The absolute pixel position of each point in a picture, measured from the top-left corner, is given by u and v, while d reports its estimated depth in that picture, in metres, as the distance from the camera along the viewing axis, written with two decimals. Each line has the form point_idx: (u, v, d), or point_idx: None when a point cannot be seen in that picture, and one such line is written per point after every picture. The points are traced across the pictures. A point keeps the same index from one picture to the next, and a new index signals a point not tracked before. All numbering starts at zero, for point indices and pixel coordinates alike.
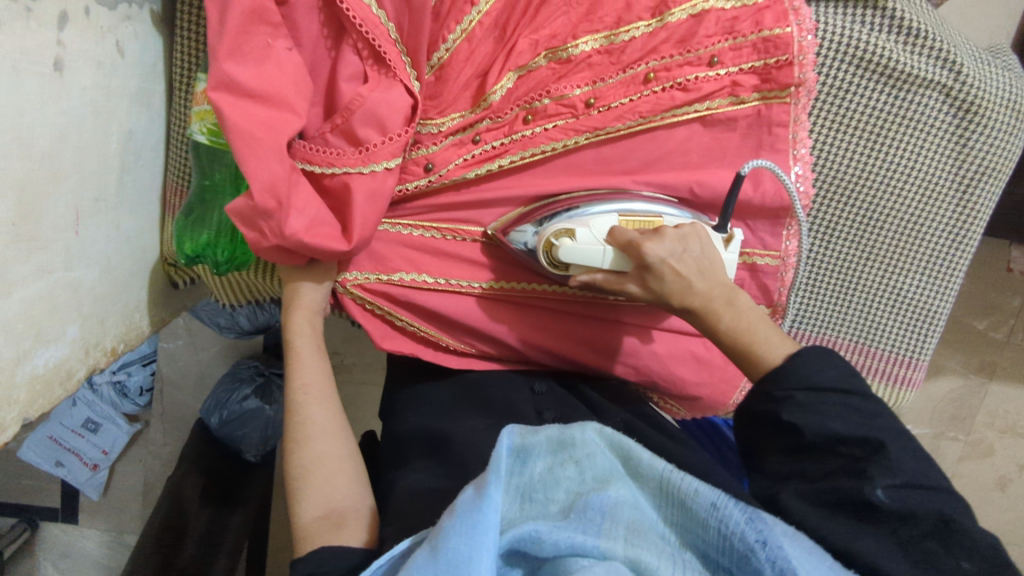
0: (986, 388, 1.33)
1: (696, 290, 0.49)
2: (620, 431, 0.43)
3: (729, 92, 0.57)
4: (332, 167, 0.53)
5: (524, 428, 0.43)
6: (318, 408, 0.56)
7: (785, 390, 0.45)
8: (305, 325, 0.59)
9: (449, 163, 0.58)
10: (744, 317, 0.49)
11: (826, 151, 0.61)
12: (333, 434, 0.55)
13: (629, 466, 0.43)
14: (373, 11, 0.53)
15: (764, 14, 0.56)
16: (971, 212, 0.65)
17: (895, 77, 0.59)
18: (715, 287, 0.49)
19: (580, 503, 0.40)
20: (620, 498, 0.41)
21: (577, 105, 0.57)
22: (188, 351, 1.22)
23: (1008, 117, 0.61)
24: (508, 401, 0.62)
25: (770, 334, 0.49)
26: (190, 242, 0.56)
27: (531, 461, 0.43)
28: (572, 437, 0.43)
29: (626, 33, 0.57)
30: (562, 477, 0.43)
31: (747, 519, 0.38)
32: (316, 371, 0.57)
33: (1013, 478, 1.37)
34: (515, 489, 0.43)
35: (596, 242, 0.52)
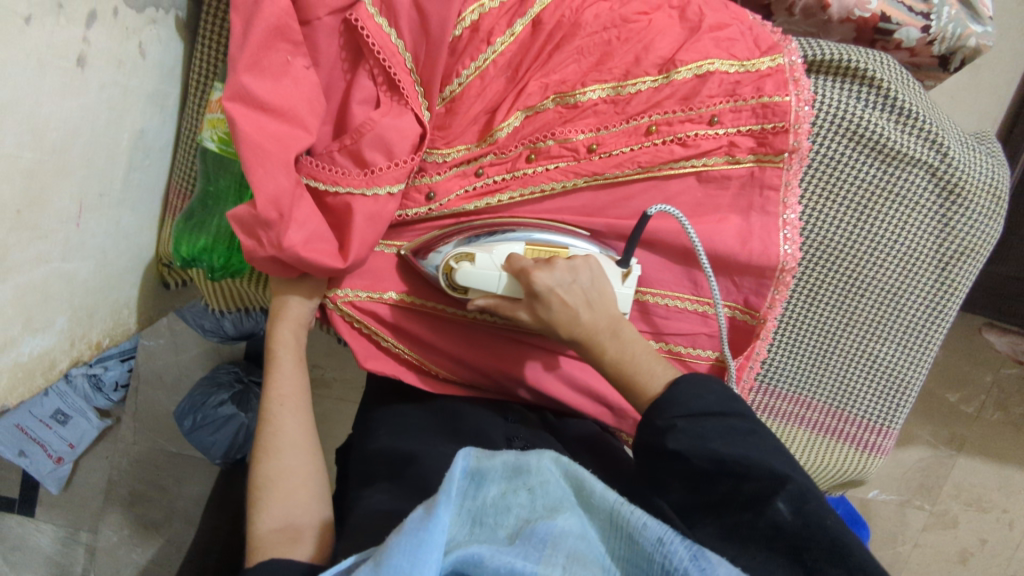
0: (954, 460, 1.37)
1: (582, 321, 0.52)
2: (576, 463, 0.45)
3: (725, 152, 0.60)
4: (336, 186, 0.55)
5: (481, 451, 0.45)
6: (292, 419, 0.55)
7: (668, 418, 0.48)
8: (289, 336, 0.59)
9: (450, 193, 0.59)
10: (628, 348, 0.53)
11: (815, 216, 0.63)
12: (303, 445, 0.54)
13: (581, 498, 0.44)
14: (392, 40, 0.55)
15: (766, 81, 0.59)
16: (949, 288, 0.67)
17: (886, 153, 0.62)
18: (602, 320, 0.52)
19: (527, 530, 0.41)
20: (566, 526, 0.42)
21: (580, 150, 0.59)
22: (169, 351, 1.21)
23: (987, 201, 0.64)
24: (482, 432, 0.62)
25: (652, 363, 0.53)
26: (189, 245, 0.56)
27: (485, 486, 0.44)
28: (528, 463, 0.45)
29: (633, 85, 0.59)
30: (515, 503, 0.44)
31: (691, 558, 0.39)
32: (295, 384, 0.57)
33: (975, 551, 1.39)
34: (468, 512, 0.44)
35: (494, 267, 0.54)
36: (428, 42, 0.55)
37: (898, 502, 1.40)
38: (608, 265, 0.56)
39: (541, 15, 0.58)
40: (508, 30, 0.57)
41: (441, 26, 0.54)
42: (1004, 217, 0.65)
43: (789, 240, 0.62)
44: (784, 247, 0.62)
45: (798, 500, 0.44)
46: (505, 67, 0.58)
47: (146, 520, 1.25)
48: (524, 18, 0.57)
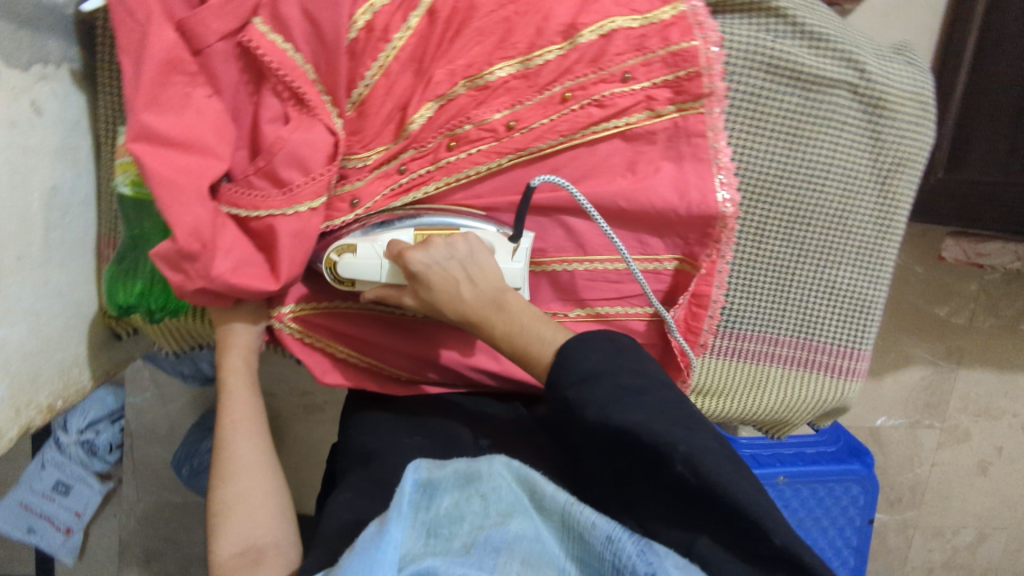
0: (956, 373, 1.39)
1: (465, 299, 0.55)
2: (526, 466, 0.47)
3: (644, 107, 0.60)
4: (257, 211, 0.54)
5: (432, 463, 0.47)
6: (246, 441, 0.56)
7: (563, 386, 0.52)
8: (239, 363, 0.59)
9: (375, 196, 0.60)
10: (516, 319, 0.55)
11: (747, 154, 0.63)
12: (258, 471, 0.55)
13: (534, 498, 0.47)
14: (290, 54, 0.54)
15: (671, 30, 0.58)
16: (892, 201, 0.67)
17: (805, 79, 0.61)
18: (485, 296, 0.55)
19: (481, 538, 0.45)
20: (520, 530, 0.45)
21: (498, 129, 0.59)
22: (158, 404, 1.21)
23: (913, 109, 0.64)
24: (447, 430, 0.64)
25: (541, 328, 0.55)
26: (124, 293, 0.56)
27: (437, 497, 0.47)
28: (479, 470, 0.47)
29: (539, 57, 0.58)
30: (468, 511, 0.47)
31: (638, 551, 0.43)
32: (247, 407, 0.58)
33: (993, 461, 1.45)
34: (422, 523, 0.46)
35: (375, 255, 0.57)
36: (326, 50, 0.55)
37: (908, 423, 1.42)
38: (497, 241, 0.58)
39: (436, 3, 0.57)
40: (405, 23, 0.56)
41: (335, 32, 0.54)
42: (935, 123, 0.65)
43: (725, 183, 0.62)
44: (721, 192, 0.62)
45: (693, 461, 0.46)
46: (409, 61, 0.58)
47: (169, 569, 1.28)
48: (419, 9, 0.56)
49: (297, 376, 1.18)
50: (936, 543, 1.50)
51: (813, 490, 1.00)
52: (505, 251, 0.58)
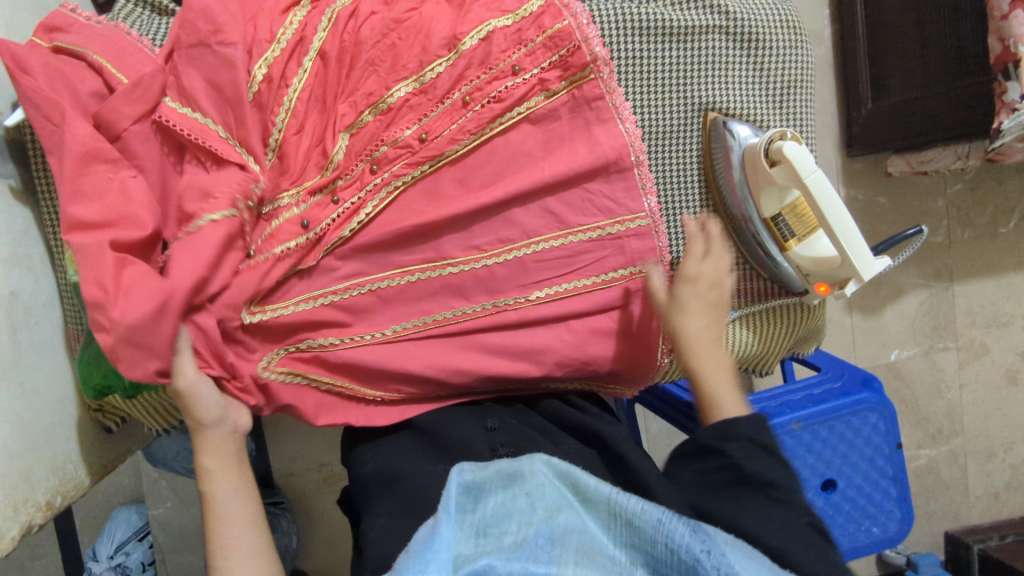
0: (952, 291, 1.39)
1: (689, 334, 0.66)
2: (567, 463, 0.49)
3: (540, 89, 0.64)
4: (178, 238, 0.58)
5: (473, 466, 0.49)
6: (241, 534, 0.59)
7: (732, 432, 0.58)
8: (220, 450, 0.61)
9: (321, 223, 0.61)
10: (704, 366, 0.65)
11: (648, 111, 0.68)
12: (257, 557, 0.58)
13: (578, 493, 0.49)
14: (202, 122, 0.59)
15: (542, 18, 0.63)
16: (787, 119, 0.74)
17: (677, 32, 0.68)
18: (710, 335, 0.66)
19: (531, 533, 0.46)
20: (569, 523, 0.47)
21: (412, 143, 0.62)
22: (180, 511, 1.22)
23: (775, 34, 0.71)
24: (465, 444, 0.63)
25: (723, 398, 0.64)
26: (95, 377, 0.59)
27: (482, 497, 0.48)
28: (521, 470, 0.49)
29: (431, 71, 0.62)
30: (515, 509, 0.48)
31: (691, 531, 0.45)
32: (235, 496, 0.60)
33: (1019, 367, 1.43)
34: (471, 525, 0.47)
35: (811, 169, 0.63)
36: (234, 111, 0.59)
37: (923, 351, 1.40)
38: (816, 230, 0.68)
39: (324, 47, 0.63)
40: (300, 69, 0.62)
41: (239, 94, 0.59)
42: (799, 43, 0.73)
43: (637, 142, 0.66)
44: (632, 143, 0.66)
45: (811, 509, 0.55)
46: (314, 104, 0.62)
47: None
48: (309, 54, 0.62)
49: (309, 450, 1.20)
50: (993, 466, 1.45)
51: (833, 428, 0.94)
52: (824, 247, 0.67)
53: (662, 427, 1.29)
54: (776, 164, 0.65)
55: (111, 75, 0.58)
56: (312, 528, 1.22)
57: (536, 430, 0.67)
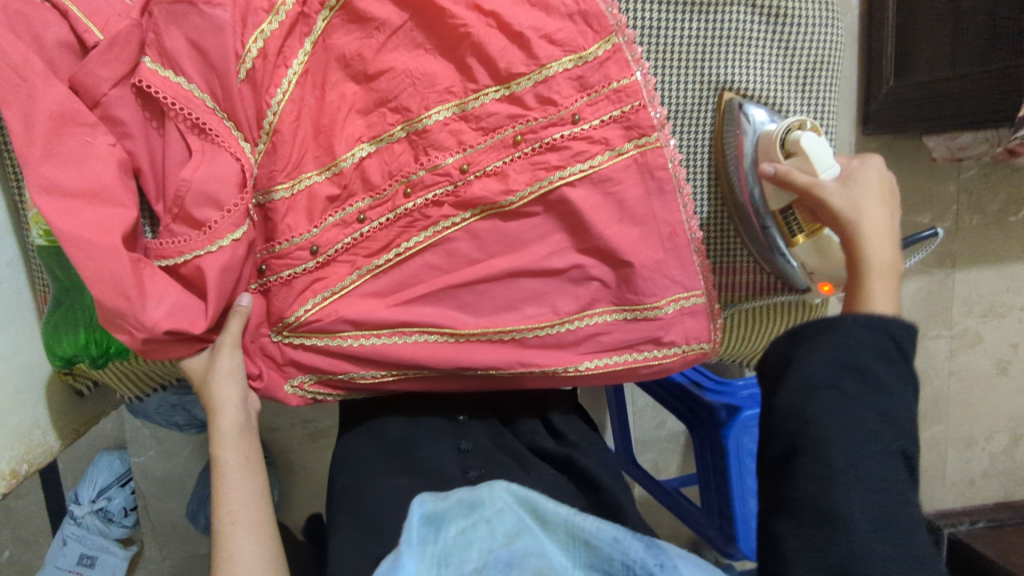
0: (954, 278, 1.36)
1: (831, 203, 0.58)
2: (525, 487, 0.46)
3: (554, 58, 0.59)
4: (183, 255, 0.56)
5: (434, 496, 0.46)
6: (241, 505, 0.57)
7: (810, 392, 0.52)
8: (229, 427, 0.60)
9: (334, 244, 0.60)
10: (880, 292, 0.55)
11: (664, 86, 0.65)
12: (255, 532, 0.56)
13: (538, 518, 0.46)
14: (183, 86, 0.55)
15: (607, 66, 0.60)
16: (812, 104, 0.70)
17: (701, 2, 0.63)
18: (845, 199, 0.58)
19: (492, 561, 0.42)
20: (530, 549, 0.43)
21: (452, 173, 0.59)
22: (161, 461, 1.21)
23: (809, 10, 0.66)
24: (434, 462, 0.62)
25: (878, 287, 0.55)
26: (61, 345, 0.57)
27: (443, 526, 0.44)
28: (479, 496, 0.46)
29: (476, 99, 0.59)
30: (476, 538, 0.44)
31: (646, 548, 0.44)
32: (241, 471, 0.59)
33: (1011, 358, 1.42)
34: (432, 557, 0.42)
35: (827, 163, 0.60)
36: (216, 73, 0.56)
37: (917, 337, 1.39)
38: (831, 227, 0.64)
39: (328, 29, 0.60)
40: (300, 50, 0.59)
41: (223, 58, 0.55)
42: (834, 20, 0.68)
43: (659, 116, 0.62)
44: (655, 114, 0.62)
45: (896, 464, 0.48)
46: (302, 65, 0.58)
47: None
48: (312, 35, 0.59)
49: (293, 407, 1.18)
50: (971, 453, 1.47)
51: None
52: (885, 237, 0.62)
53: (648, 401, 1.28)
54: (795, 152, 0.61)
55: (78, 20, 0.54)
56: (294, 483, 1.22)
57: (506, 453, 0.66)
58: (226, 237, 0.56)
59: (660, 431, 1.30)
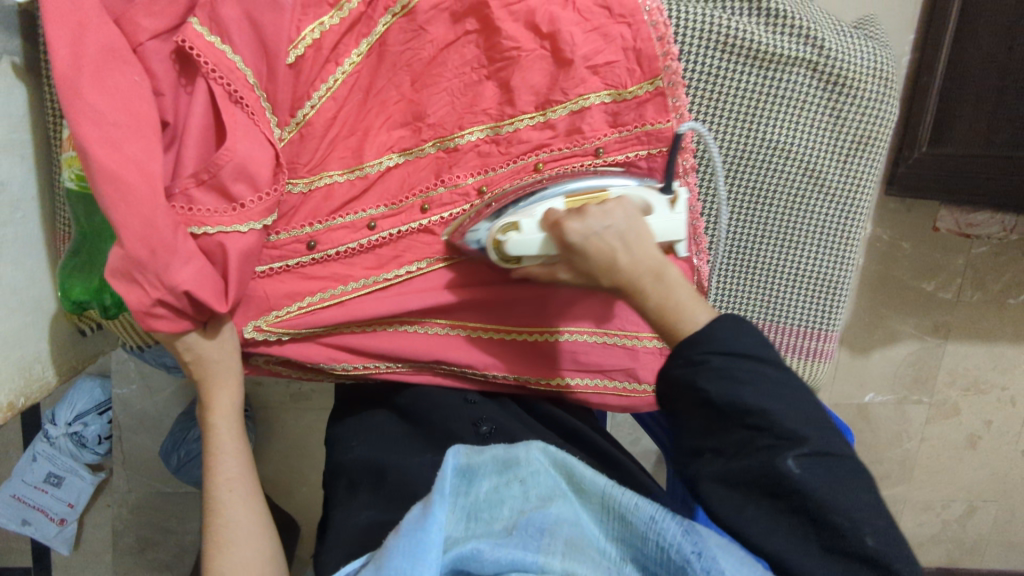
0: (944, 348, 1.38)
1: (619, 265, 0.50)
2: (562, 452, 0.52)
3: (602, 87, 0.60)
4: (203, 227, 0.54)
5: (470, 448, 0.51)
6: (236, 480, 0.60)
7: (702, 353, 0.48)
8: (223, 400, 0.61)
9: (339, 244, 0.61)
10: (672, 294, 0.50)
11: (708, 135, 0.65)
12: (248, 501, 0.59)
13: (572, 483, 0.52)
14: (230, 57, 0.54)
15: (646, 108, 0.61)
16: (854, 179, 0.69)
17: (762, 59, 0.63)
18: (638, 259, 0.51)
19: (522, 521, 0.49)
20: (560, 514, 0.50)
21: (471, 193, 0.61)
22: (142, 396, 1.23)
23: (872, 84, 0.66)
24: (449, 431, 0.66)
25: (695, 306, 0.50)
26: (76, 290, 0.56)
27: (477, 481, 0.51)
28: (517, 456, 0.52)
29: (511, 124, 0.60)
30: (507, 496, 0.51)
31: (684, 532, 0.47)
32: (235, 448, 0.61)
33: (982, 435, 1.45)
34: (462, 507, 0.51)
35: (538, 229, 0.54)
36: (266, 54, 0.55)
37: (896, 400, 1.41)
38: (654, 203, 0.56)
39: (387, 34, 0.59)
40: (355, 50, 0.59)
41: (275, 39, 0.54)
42: (897, 98, 0.67)
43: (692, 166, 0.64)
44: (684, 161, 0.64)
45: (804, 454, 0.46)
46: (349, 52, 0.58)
47: (159, 561, 1.33)
48: (369, 37, 0.59)
49: None
50: (926, 517, 1.51)
51: None
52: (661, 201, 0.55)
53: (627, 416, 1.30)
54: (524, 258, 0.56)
55: None
56: (269, 439, 1.23)
57: (517, 419, 0.69)
58: (256, 221, 0.56)
59: (632, 448, 1.32)
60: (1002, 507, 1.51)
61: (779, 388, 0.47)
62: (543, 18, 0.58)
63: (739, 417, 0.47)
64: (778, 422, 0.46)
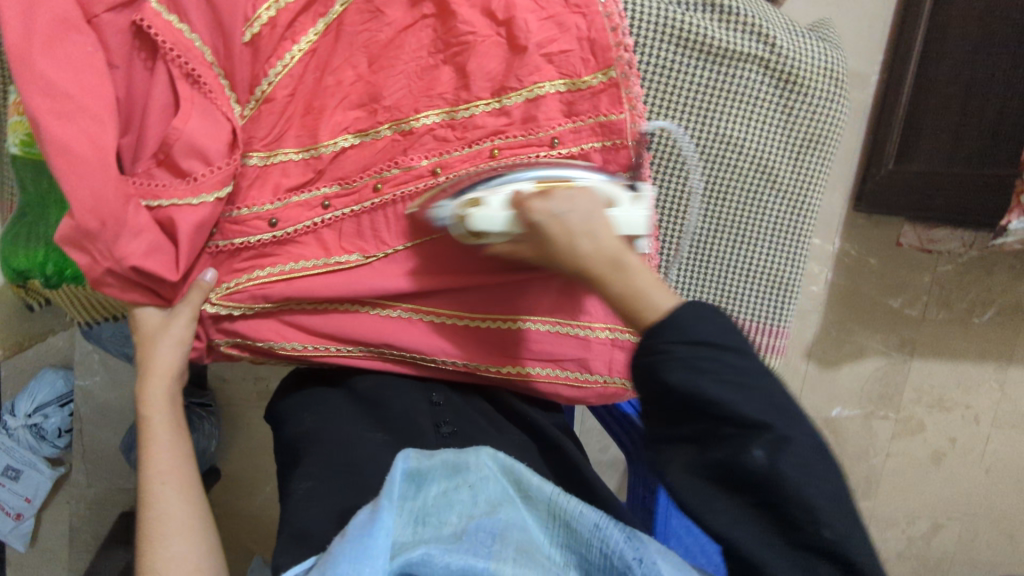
0: (909, 365, 1.39)
1: (582, 251, 0.50)
2: (510, 458, 0.52)
3: (558, 75, 0.61)
4: (157, 199, 0.56)
5: (420, 453, 0.50)
6: (171, 477, 0.59)
7: (667, 343, 0.46)
8: (159, 395, 0.62)
9: (295, 222, 0.60)
10: (634, 279, 0.49)
11: (662, 127, 0.67)
12: (188, 500, 0.59)
13: (520, 489, 0.52)
14: (186, 36, 0.55)
15: (600, 99, 0.61)
16: (806, 175, 0.71)
17: (715, 53, 0.65)
18: (600, 249, 0.50)
19: (471, 527, 0.49)
20: (508, 520, 0.50)
21: (424, 175, 0.61)
22: (105, 387, 1.22)
23: (822, 83, 0.68)
24: (408, 417, 0.65)
25: (651, 292, 0.49)
26: (16, 259, 0.56)
27: (426, 485, 0.50)
28: (467, 461, 0.51)
29: (466, 110, 0.61)
30: (456, 501, 0.50)
31: (625, 539, 0.49)
32: (172, 444, 0.61)
33: (947, 453, 1.46)
34: (410, 512, 0.50)
35: (504, 207, 0.52)
36: (222, 31, 0.57)
37: (863, 415, 1.42)
38: (617, 188, 0.54)
39: (344, 14, 0.60)
40: (312, 28, 0.60)
41: (231, 19, 0.56)
42: (846, 97, 0.69)
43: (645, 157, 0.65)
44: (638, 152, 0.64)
45: (779, 448, 0.44)
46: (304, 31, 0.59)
47: None
48: (326, 17, 0.60)
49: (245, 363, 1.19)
50: (891, 535, 1.51)
51: None
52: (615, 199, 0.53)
53: (596, 424, 1.30)
54: (486, 235, 0.54)
55: None
56: (233, 437, 1.22)
57: (479, 415, 0.69)
58: (208, 193, 0.57)
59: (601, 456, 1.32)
60: (967, 527, 1.51)
61: (740, 379, 0.45)
62: (499, 5, 0.60)
63: (701, 408, 0.45)
64: (738, 411, 0.44)
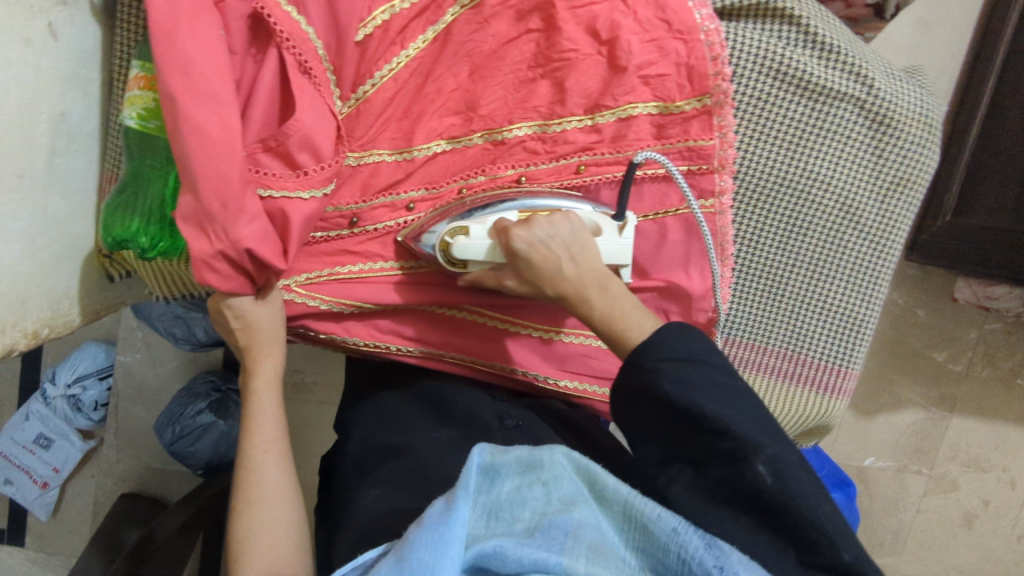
0: (948, 422, 1.34)
1: (567, 275, 0.54)
2: (586, 459, 0.49)
3: (654, 98, 0.62)
4: (269, 190, 0.56)
5: (497, 447, 0.49)
6: (265, 451, 0.60)
7: (654, 362, 0.49)
8: (270, 371, 0.62)
9: (377, 221, 0.63)
10: (617, 303, 0.53)
11: (749, 159, 0.67)
12: (275, 475, 0.59)
13: (596, 490, 0.49)
14: (300, 25, 0.55)
15: (691, 123, 0.63)
16: (891, 220, 0.70)
17: (811, 90, 0.65)
18: (590, 274, 0.54)
19: (544, 523, 0.46)
20: (583, 518, 0.47)
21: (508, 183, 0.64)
22: (145, 365, 1.24)
23: (918, 128, 0.67)
24: (471, 414, 0.66)
25: (639, 317, 0.53)
26: (116, 227, 0.57)
27: (500, 480, 0.49)
28: (541, 458, 0.49)
29: (558, 125, 0.62)
30: (530, 497, 0.49)
31: (706, 546, 0.45)
32: (273, 421, 0.62)
33: (979, 514, 1.36)
34: (483, 505, 0.49)
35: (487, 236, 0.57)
36: (336, 25, 0.56)
37: (896, 468, 1.37)
38: (602, 220, 0.59)
39: (453, 24, 0.60)
40: (421, 35, 0.60)
41: (349, 15, 0.56)
42: (940, 146, 0.68)
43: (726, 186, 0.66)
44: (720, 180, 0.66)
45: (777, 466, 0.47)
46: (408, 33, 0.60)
47: None
48: (437, 24, 0.60)
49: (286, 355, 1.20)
50: None
51: None
52: (606, 225, 0.58)
53: None
54: (467, 261, 0.59)
55: None
56: None
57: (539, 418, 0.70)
58: (316, 189, 0.58)
59: None
60: None
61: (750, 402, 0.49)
62: (604, 24, 0.60)
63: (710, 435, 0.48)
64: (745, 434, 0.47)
